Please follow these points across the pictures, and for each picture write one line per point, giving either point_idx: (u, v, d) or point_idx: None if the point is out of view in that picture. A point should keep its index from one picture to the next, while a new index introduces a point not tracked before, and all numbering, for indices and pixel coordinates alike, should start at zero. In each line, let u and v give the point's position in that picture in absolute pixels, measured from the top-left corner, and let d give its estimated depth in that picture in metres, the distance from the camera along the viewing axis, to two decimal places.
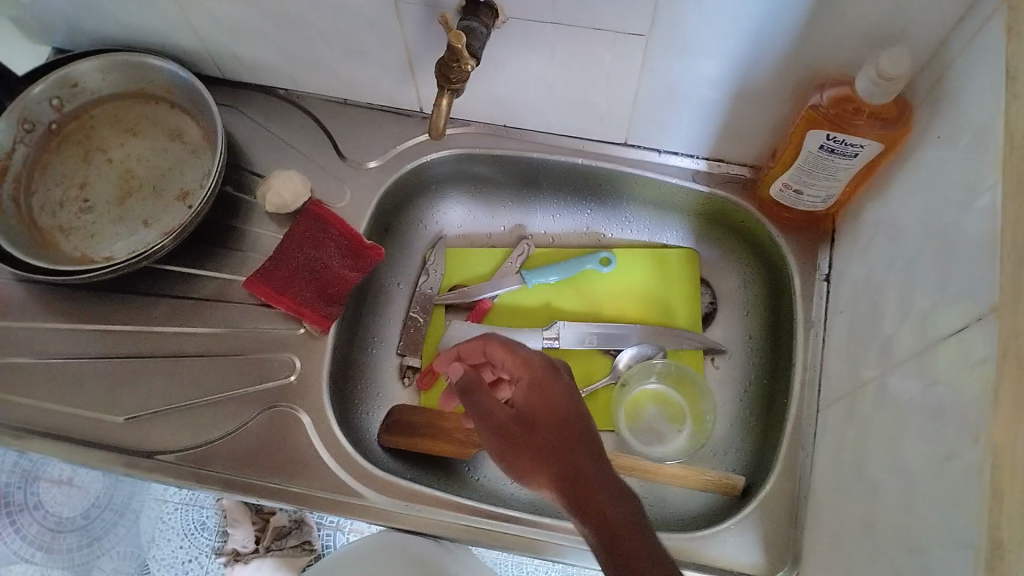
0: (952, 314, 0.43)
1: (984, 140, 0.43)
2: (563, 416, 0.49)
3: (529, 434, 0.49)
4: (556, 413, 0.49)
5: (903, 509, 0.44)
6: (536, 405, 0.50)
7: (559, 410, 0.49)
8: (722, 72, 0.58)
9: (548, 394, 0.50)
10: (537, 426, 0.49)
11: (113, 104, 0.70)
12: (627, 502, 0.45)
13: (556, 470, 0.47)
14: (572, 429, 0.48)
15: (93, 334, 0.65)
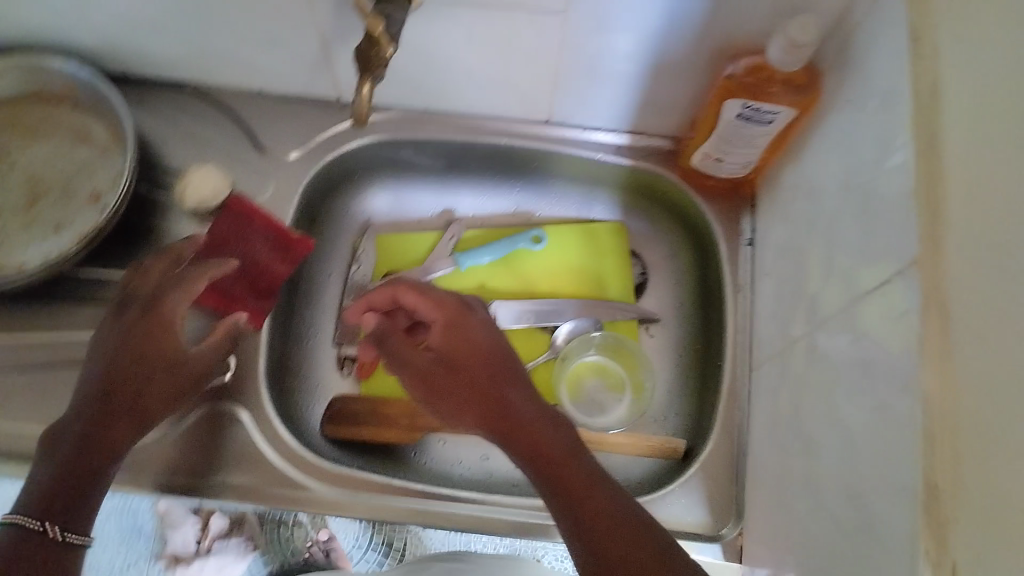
0: (873, 271, 0.45)
1: (893, 103, 0.45)
2: (482, 353, 0.53)
3: (449, 372, 0.53)
4: (473, 348, 0.53)
5: (839, 459, 0.47)
6: (454, 344, 0.53)
7: (476, 348, 0.53)
8: (640, 46, 0.59)
9: (464, 335, 0.53)
10: (455, 363, 0.53)
11: (9, 107, 0.66)
12: (551, 418, 0.49)
13: (479, 401, 0.51)
14: (492, 364, 0.52)
15: (10, 348, 0.62)
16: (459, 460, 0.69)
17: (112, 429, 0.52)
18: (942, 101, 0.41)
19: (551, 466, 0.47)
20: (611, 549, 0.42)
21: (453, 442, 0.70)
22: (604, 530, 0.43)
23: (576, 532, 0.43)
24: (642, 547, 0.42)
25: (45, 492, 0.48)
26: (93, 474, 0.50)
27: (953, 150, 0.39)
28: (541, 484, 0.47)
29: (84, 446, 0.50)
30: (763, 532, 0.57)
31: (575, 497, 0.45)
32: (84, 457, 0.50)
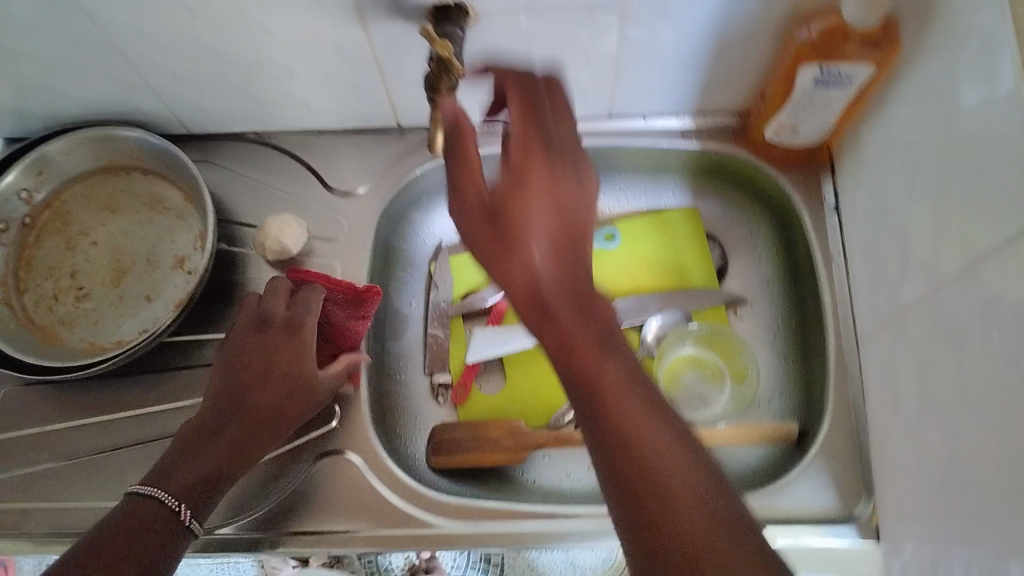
0: (997, 222, 0.43)
1: (995, 45, 0.43)
2: (551, 216, 0.43)
3: (503, 231, 0.43)
4: (545, 217, 0.43)
5: (985, 423, 0.44)
6: (523, 204, 0.44)
7: (546, 208, 0.43)
8: (700, 25, 0.57)
9: (537, 191, 0.44)
10: (513, 231, 0.43)
11: (83, 184, 0.67)
12: (599, 314, 0.42)
13: (530, 275, 0.42)
14: (557, 232, 0.43)
15: (123, 421, 0.64)
16: (567, 473, 0.68)
17: (248, 429, 0.54)
18: None
19: (595, 388, 0.39)
20: (656, 509, 0.35)
21: (559, 457, 0.69)
22: (655, 480, 0.36)
23: (615, 477, 0.37)
24: (698, 514, 0.35)
25: (179, 470, 0.51)
26: (222, 466, 0.52)
27: None
28: (578, 400, 0.39)
29: (221, 441, 0.53)
30: (901, 508, 0.55)
31: (621, 436, 0.37)
32: (217, 451, 0.52)
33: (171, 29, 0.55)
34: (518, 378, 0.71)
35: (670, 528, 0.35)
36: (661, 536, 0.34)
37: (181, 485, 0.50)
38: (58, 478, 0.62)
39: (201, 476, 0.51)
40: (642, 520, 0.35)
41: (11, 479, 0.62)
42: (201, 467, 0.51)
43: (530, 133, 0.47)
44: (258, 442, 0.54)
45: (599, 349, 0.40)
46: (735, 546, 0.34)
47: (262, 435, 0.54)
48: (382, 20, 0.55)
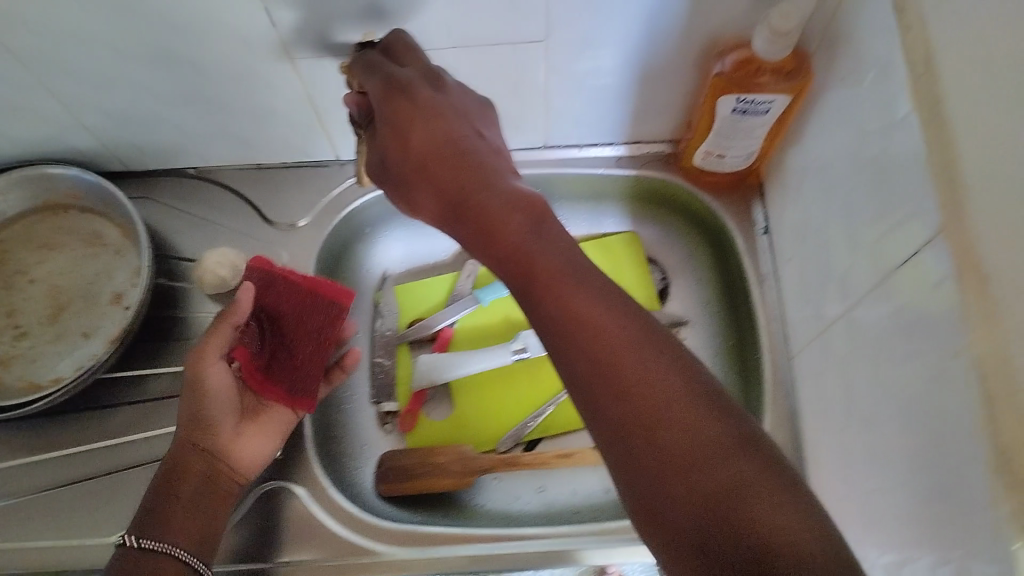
0: (899, 240, 0.45)
1: (891, 73, 0.46)
2: (435, 139, 0.46)
3: (409, 173, 0.46)
4: (430, 142, 0.46)
5: (903, 432, 0.46)
6: (412, 144, 0.46)
7: (425, 128, 0.46)
8: (623, 57, 0.59)
9: (412, 118, 0.46)
10: (417, 165, 0.46)
11: (21, 223, 0.67)
12: (519, 206, 0.43)
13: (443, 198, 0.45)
14: (448, 149, 0.45)
15: (62, 460, 0.63)
16: (516, 496, 0.68)
17: (176, 457, 0.54)
18: (935, 65, 0.41)
19: (538, 279, 0.40)
20: (614, 385, 0.37)
21: (507, 480, 0.69)
22: (612, 360, 0.37)
23: (570, 362, 0.38)
24: (656, 377, 0.36)
25: (139, 520, 0.51)
26: (171, 501, 0.52)
27: (954, 108, 0.40)
28: (528, 304, 0.41)
29: (159, 481, 0.53)
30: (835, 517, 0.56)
31: (571, 323, 0.38)
32: (161, 488, 0.52)
33: (103, 70, 0.56)
34: (464, 405, 0.71)
35: (629, 397, 0.36)
36: (622, 407, 0.36)
37: (147, 531, 0.50)
38: None
39: (159, 514, 0.51)
40: (603, 397, 0.37)
41: None
42: (155, 509, 0.51)
43: (377, 77, 0.48)
44: (190, 460, 0.54)
45: (532, 244, 0.42)
46: (695, 405, 0.36)
47: (189, 451, 0.54)
48: (312, 58, 0.56)
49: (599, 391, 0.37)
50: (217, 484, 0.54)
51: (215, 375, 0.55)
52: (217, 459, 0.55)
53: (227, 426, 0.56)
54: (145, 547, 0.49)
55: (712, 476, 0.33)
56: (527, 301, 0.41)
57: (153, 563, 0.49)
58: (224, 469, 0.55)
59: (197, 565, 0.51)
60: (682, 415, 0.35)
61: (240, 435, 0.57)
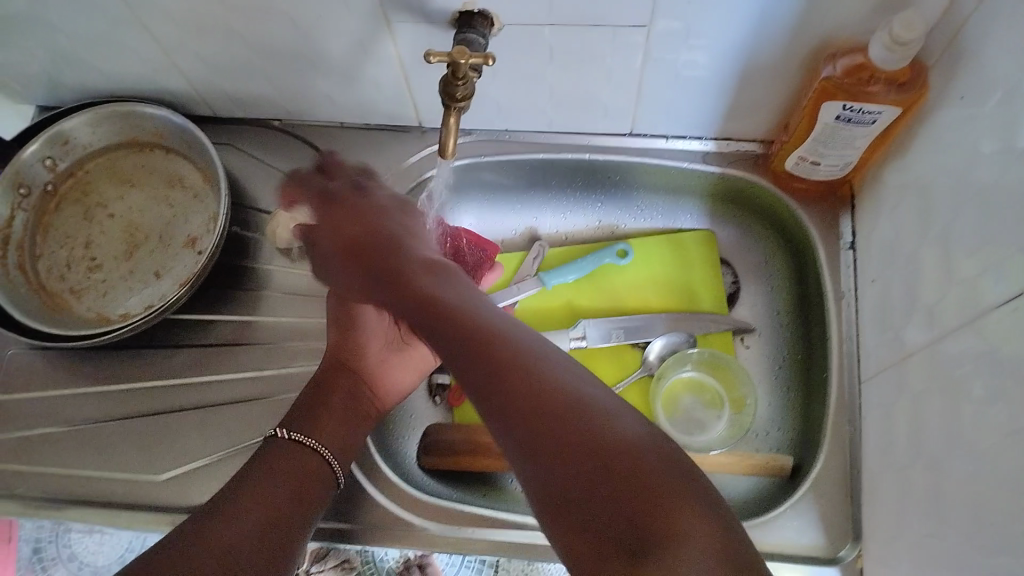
0: (1003, 278, 0.43)
1: (1019, 99, 0.43)
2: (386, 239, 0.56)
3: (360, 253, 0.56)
4: (378, 239, 0.56)
5: (973, 483, 0.44)
6: (369, 238, 0.56)
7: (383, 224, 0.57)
8: (724, 51, 0.56)
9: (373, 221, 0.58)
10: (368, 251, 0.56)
11: (106, 157, 0.68)
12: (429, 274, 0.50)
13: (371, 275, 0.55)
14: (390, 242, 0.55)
15: (122, 393, 0.65)
16: None
17: (328, 375, 0.59)
18: None
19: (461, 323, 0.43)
20: (524, 382, 0.38)
21: None
22: (523, 373, 0.38)
23: (501, 395, 0.38)
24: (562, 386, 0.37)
25: (293, 420, 0.54)
26: (322, 409, 0.55)
27: None
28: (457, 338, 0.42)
29: (311, 391, 0.57)
30: (885, 552, 0.54)
31: (504, 356, 0.40)
32: (311, 397, 0.57)
33: (201, 15, 0.56)
34: None
35: (568, 423, 0.35)
36: (559, 436, 0.35)
37: (299, 427, 0.54)
38: (55, 444, 0.63)
39: (308, 415, 0.55)
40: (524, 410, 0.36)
41: (7, 443, 0.63)
42: (305, 411, 0.55)
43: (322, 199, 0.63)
44: (338, 379, 0.58)
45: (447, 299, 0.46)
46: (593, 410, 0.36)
47: (338, 371, 0.59)
48: (407, 21, 0.55)
49: (536, 432, 0.35)
50: (360, 404, 0.58)
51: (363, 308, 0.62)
52: (363, 380, 0.59)
53: (374, 351, 0.61)
54: (295, 438, 0.52)
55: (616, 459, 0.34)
56: (466, 362, 0.41)
57: (302, 453, 0.52)
58: (368, 390, 0.59)
59: (336, 465, 0.53)
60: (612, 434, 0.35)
61: (390, 362, 0.61)
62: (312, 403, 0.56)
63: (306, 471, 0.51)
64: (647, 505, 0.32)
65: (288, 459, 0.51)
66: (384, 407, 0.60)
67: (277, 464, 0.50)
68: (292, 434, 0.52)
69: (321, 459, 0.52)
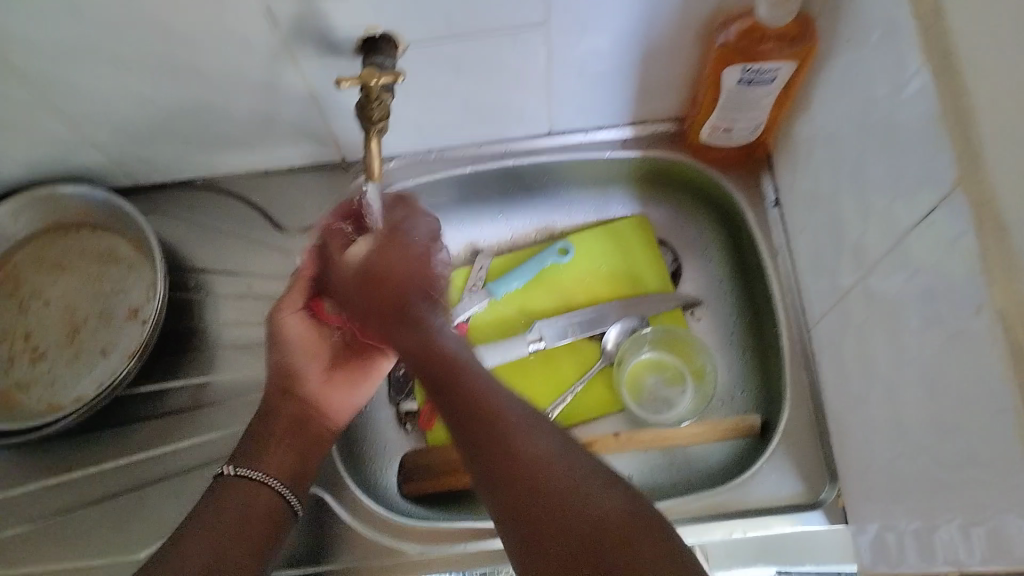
0: (915, 200, 0.45)
1: (899, 31, 0.45)
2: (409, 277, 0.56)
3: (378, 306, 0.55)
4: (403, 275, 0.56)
5: (928, 398, 0.45)
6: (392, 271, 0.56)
7: (407, 253, 0.57)
8: (619, 37, 0.58)
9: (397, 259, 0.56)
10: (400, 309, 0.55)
11: (31, 244, 0.67)
12: (453, 346, 0.52)
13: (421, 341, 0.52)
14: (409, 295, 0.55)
15: (85, 479, 0.63)
16: None
17: (272, 402, 0.59)
18: (945, 14, 0.41)
19: (457, 394, 0.49)
20: (504, 448, 0.45)
21: None
22: (504, 441, 0.46)
23: (489, 447, 0.46)
24: (539, 452, 0.45)
25: (238, 453, 0.56)
26: (266, 438, 0.57)
27: (969, 58, 0.39)
28: (457, 416, 0.48)
29: (256, 421, 0.58)
30: (861, 489, 0.55)
31: (483, 414, 0.47)
32: (256, 427, 0.58)
33: (106, 84, 0.56)
34: None
35: (546, 488, 0.43)
36: (537, 495, 0.43)
37: (245, 461, 0.55)
38: (22, 544, 0.61)
39: (252, 446, 0.56)
40: (511, 475, 0.44)
41: None
42: (250, 441, 0.57)
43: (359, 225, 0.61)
44: (282, 407, 0.58)
45: (458, 366, 0.50)
46: (573, 466, 0.44)
47: (282, 397, 0.59)
48: (311, 57, 0.55)
49: (519, 486, 0.44)
50: (309, 430, 0.58)
51: (291, 326, 0.60)
52: (307, 404, 0.59)
53: (316, 376, 0.60)
54: (240, 473, 0.54)
55: (583, 503, 0.42)
56: (462, 428, 0.48)
57: (245, 489, 0.53)
58: (314, 415, 0.59)
59: (288, 496, 0.55)
60: (587, 496, 0.42)
61: (330, 386, 0.60)
62: (260, 432, 0.57)
63: (255, 511, 0.53)
64: (609, 552, 0.39)
65: (230, 498, 0.53)
66: (334, 426, 0.60)
67: (216, 504, 0.52)
68: (238, 471, 0.54)
69: (269, 490, 0.54)
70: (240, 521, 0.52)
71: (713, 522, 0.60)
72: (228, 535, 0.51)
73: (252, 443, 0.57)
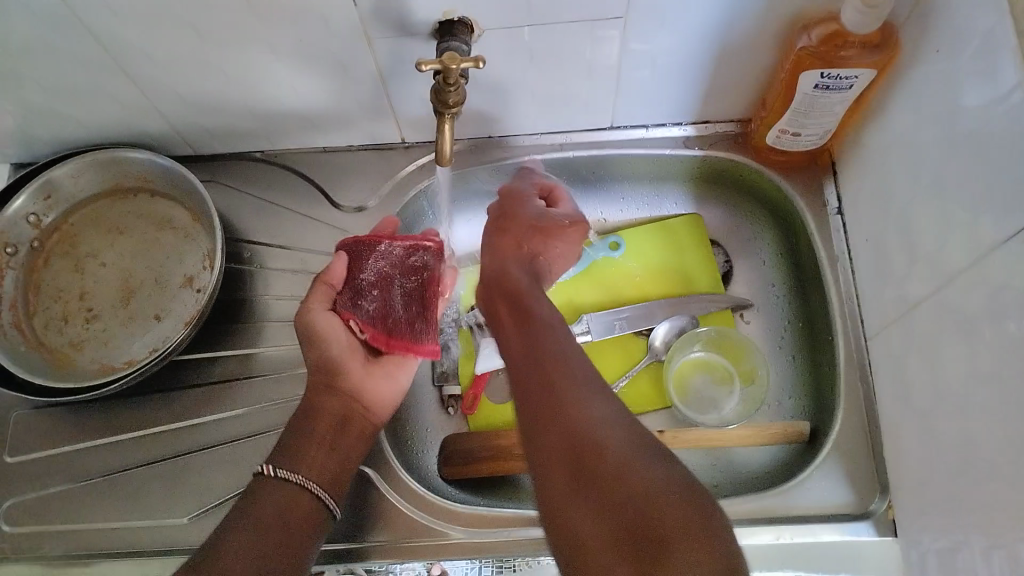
0: (1007, 217, 0.44)
1: (998, 47, 0.44)
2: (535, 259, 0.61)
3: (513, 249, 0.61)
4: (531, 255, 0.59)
5: (1004, 419, 0.45)
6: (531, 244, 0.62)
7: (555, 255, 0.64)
8: (697, 34, 0.57)
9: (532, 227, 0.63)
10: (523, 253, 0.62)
11: (90, 205, 0.67)
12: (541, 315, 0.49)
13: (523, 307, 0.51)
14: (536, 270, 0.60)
15: (132, 443, 0.64)
16: None
17: (312, 400, 0.59)
18: None
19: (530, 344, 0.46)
20: (559, 396, 0.41)
21: None
22: (560, 389, 0.42)
23: (547, 394, 0.42)
24: (592, 411, 0.40)
25: (278, 452, 0.56)
26: (308, 438, 0.57)
27: None
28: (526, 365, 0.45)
29: (298, 419, 0.58)
30: (916, 504, 0.55)
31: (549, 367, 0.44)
32: (299, 425, 0.58)
33: (179, 51, 0.56)
34: None
35: (588, 444, 0.38)
36: (580, 448, 0.38)
37: (286, 461, 0.56)
38: (68, 501, 0.62)
39: (297, 445, 0.56)
40: (557, 423, 0.40)
41: (22, 504, 0.62)
42: (294, 441, 0.57)
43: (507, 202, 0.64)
44: (325, 403, 0.58)
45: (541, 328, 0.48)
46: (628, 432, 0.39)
47: (325, 394, 0.59)
48: (387, 37, 0.55)
49: (558, 439, 0.39)
50: (351, 424, 0.59)
51: (326, 324, 0.59)
52: (348, 398, 0.59)
53: (355, 368, 0.60)
54: (281, 476, 0.54)
55: (626, 470, 0.37)
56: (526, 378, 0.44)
57: (290, 490, 0.54)
58: (356, 409, 0.60)
59: (328, 500, 0.55)
60: (634, 465, 0.37)
61: (369, 377, 0.61)
62: (301, 433, 0.57)
63: (296, 514, 0.53)
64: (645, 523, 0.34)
65: (269, 501, 0.53)
66: (378, 418, 0.61)
67: (256, 506, 0.53)
68: (279, 472, 0.54)
69: (310, 495, 0.55)
70: (281, 523, 0.52)
71: (762, 524, 0.59)
72: (269, 535, 0.51)
73: (292, 441, 0.57)
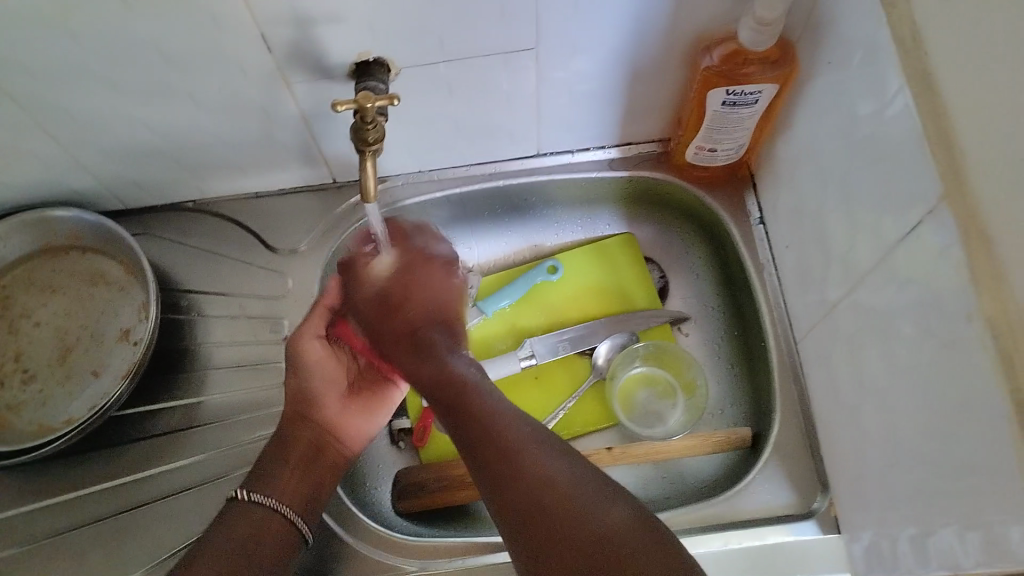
0: (901, 214, 0.46)
1: (879, 55, 0.47)
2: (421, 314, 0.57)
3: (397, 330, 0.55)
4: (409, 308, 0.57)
5: (919, 406, 0.47)
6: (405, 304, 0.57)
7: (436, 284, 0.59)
8: (608, 60, 0.60)
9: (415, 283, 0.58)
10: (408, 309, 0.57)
11: (21, 266, 0.67)
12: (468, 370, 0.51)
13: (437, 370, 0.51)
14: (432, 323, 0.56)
15: (74, 502, 0.63)
16: None
17: (289, 429, 0.59)
18: (922, 38, 0.42)
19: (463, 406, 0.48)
20: (507, 458, 0.44)
21: None
22: (511, 450, 0.45)
23: (494, 458, 0.45)
24: (545, 471, 0.43)
25: (253, 478, 0.57)
26: (281, 465, 0.57)
27: (946, 81, 0.41)
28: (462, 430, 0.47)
29: (271, 447, 0.58)
30: (853, 498, 0.56)
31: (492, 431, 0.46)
32: (274, 454, 0.58)
33: (100, 106, 0.57)
34: None
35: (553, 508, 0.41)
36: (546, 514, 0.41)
37: (259, 486, 0.56)
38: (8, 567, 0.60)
39: (270, 472, 0.57)
40: (515, 488, 0.43)
41: None
42: (267, 467, 0.57)
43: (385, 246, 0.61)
44: (301, 431, 0.58)
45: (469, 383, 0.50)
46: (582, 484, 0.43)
47: (299, 424, 0.59)
48: (305, 80, 0.56)
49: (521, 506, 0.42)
50: (325, 455, 0.58)
51: (311, 350, 0.59)
52: (326, 429, 0.59)
53: (333, 403, 0.60)
54: (253, 500, 0.54)
55: (592, 524, 0.40)
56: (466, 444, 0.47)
57: (263, 513, 0.54)
58: (329, 440, 0.59)
59: (301, 525, 0.55)
60: (601, 517, 0.41)
61: (347, 408, 0.60)
62: (273, 460, 0.57)
63: (268, 540, 0.54)
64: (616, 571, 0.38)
65: (240, 524, 0.53)
66: (350, 452, 0.60)
67: (228, 531, 0.53)
68: (252, 496, 0.54)
69: (283, 518, 0.55)
70: (252, 547, 0.52)
71: (711, 532, 0.60)
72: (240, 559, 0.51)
73: (265, 467, 0.57)
